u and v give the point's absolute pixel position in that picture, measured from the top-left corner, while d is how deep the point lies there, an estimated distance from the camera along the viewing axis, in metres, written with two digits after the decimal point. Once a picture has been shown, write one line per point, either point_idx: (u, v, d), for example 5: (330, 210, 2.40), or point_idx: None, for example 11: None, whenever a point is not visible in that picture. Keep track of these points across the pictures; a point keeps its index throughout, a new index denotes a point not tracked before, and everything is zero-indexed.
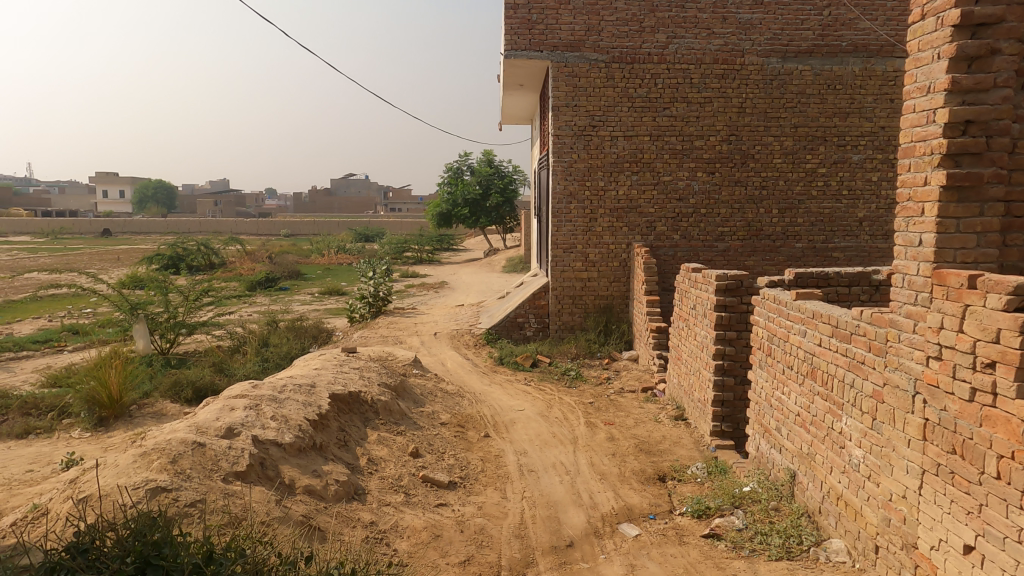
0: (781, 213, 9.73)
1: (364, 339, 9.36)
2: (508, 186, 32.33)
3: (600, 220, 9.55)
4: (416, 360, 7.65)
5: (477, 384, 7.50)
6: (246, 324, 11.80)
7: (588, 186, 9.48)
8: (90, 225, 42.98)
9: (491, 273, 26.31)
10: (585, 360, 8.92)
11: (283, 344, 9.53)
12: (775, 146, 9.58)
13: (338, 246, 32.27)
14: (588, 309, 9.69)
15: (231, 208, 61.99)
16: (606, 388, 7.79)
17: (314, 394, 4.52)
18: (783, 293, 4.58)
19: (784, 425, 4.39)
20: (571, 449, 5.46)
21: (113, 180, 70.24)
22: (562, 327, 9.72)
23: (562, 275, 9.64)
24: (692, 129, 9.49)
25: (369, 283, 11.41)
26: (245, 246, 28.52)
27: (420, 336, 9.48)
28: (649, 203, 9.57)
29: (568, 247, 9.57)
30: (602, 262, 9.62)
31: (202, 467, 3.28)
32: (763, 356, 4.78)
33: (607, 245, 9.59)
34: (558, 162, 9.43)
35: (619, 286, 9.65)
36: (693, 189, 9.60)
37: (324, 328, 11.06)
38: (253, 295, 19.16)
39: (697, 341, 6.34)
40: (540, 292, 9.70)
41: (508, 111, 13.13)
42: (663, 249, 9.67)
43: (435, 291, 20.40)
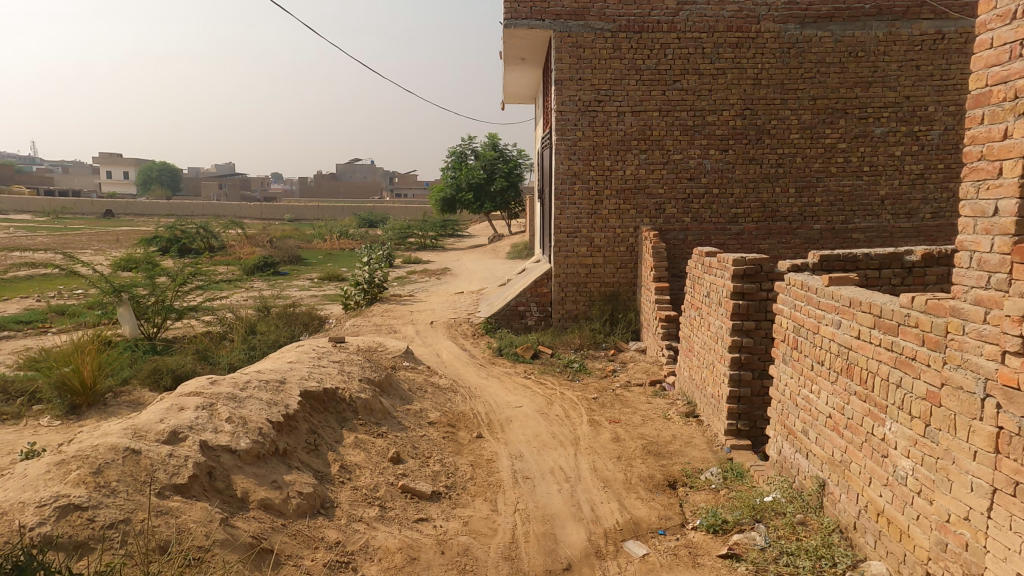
0: (799, 194, 9.11)
1: (356, 328, 8.88)
2: (514, 171, 31.68)
3: (605, 201, 8.97)
4: (408, 352, 7.16)
5: (473, 377, 7.00)
6: (237, 310, 11.36)
7: (593, 166, 8.89)
8: (92, 210, 42.73)
9: (495, 258, 25.76)
10: (589, 351, 8.39)
11: (271, 332, 9.07)
12: (793, 121, 8.94)
13: (341, 231, 31.79)
14: (593, 297, 9.15)
15: (235, 195, 61.69)
16: (611, 381, 7.28)
17: (283, 392, 4.01)
18: (813, 279, 4.02)
19: (812, 428, 3.83)
20: (572, 451, 4.94)
21: (118, 166, 70.01)
22: (565, 315, 9.19)
23: (566, 260, 9.09)
24: (704, 103, 8.87)
25: (364, 269, 10.91)
26: (246, 231, 28.11)
27: (415, 326, 8.99)
28: (658, 183, 8.98)
29: (572, 230, 9.01)
30: (608, 246, 9.06)
31: (132, 479, 2.76)
32: (789, 349, 4.22)
33: (613, 228, 9.02)
34: (561, 139, 8.84)
35: (625, 272, 9.10)
36: (705, 168, 9.00)
37: (316, 316, 10.60)
38: (250, 280, 18.76)
39: (710, 332, 5.80)
40: (542, 279, 9.17)
41: (509, 88, 12.51)
42: (673, 232, 9.10)
43: (437, 277, 19.92)
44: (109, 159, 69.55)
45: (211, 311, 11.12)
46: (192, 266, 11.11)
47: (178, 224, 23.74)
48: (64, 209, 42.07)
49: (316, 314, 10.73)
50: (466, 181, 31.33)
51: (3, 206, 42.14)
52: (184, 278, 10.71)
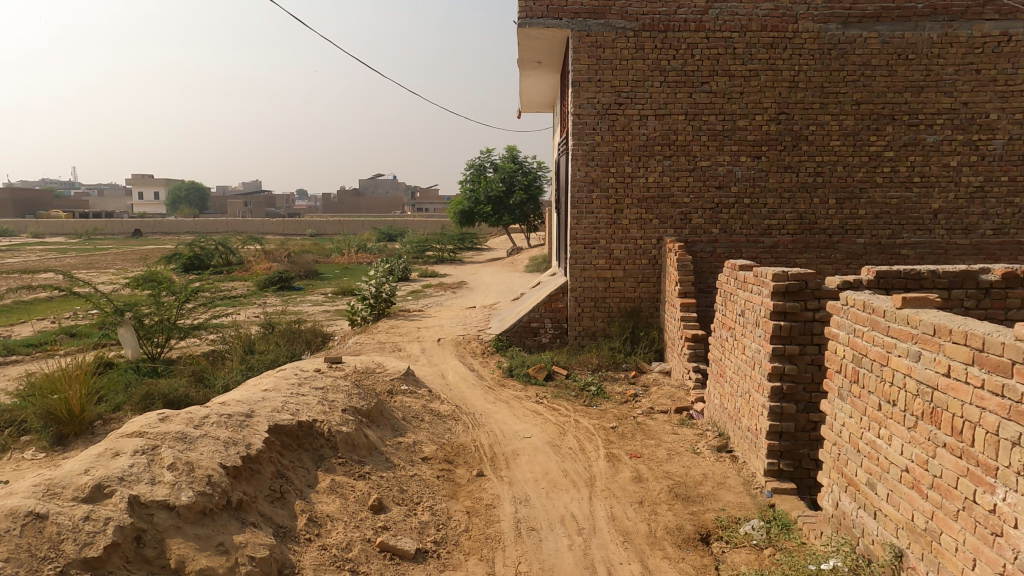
0: (839, 204, 8.36)
1: (360, 346, 8.34)
2: (534, 184, 31.17)
3: (627, 211, 8.34)
4: (410, 373, 6.57)
5: (480, 401, 6.39)
6: (242, 327, 10.93)
7: (613, 173, 8.28)
8: (120, 228, 43.45)
9: (514, 272, 25.18)
10: (608, 373, 7.72)
11: (271, 351, 8.58)
12: (833, 126, 8.22)
13: (359, 245, 31.60)
14: (612, 313, 8.49)
15: (259, 209, 62.42)
16: (632, 407, 6.60)
17: (246, 430, 3.44)
18: (879, 299, 3.34)
19: (882, 483, 3.14)
20: (587, 494, 4.28)
21: (146, 182, 71.48)
22: (582, 333, 8.54)
23: (583, 274, 8.45)
24: (734, 107, 8.21)
25: (371, 283, 10.39)
26: (265, 246, 28.03)
27: (422, 344, 8.41)
28: (684, 191, 8.32)
29: (590, 242, 8.38)
30: (629, 259, 8.41)
31: (25, 557, 2.21)
32: (846, 383, 3.54)
33: (635, 239, 8.38)
34: (578, 145, 8.25)
35: (648, 287, 8.43)
36: (736, 175, 8.32)
37: (322, 333, 10.10)
38: (265, 296, 18.47)
39: (746, 356, 5.11)
40: (557, 294, 8.55)
41: (527, 94, 11.99)
42: (700, 245, 8.41)
43: (454, 292, 19.39)
44: (138, 175, 71.07)
45: (215, 328, 10.70)
46: (196, 279, 10.70)
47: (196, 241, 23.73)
48: (93, 229, 42.87)
49: (322, 331, 10.23)
50: (485, 195, 30.92)
51: (35, 226, 43.11)
52: (187, 294, 10.31)
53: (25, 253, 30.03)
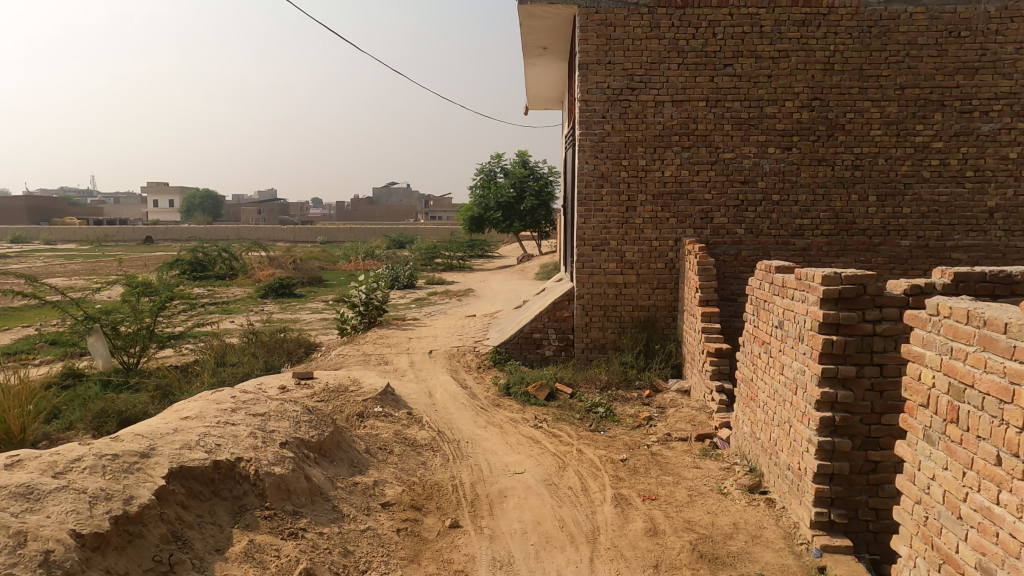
0: (881, 200, 7.39)
1: (342, 359, 7.49)
2: (545, 189, 30.39)
3: (640, 208, 7.45)
4: (390, 391, 5.72)
5: (469, 425, 5.50)
6: (224, 336, 10.15)
7: (624, 166, 7.41)
8: (131, 235, 43.40)
9: (522, 280, 24.35)
10: (618, 391, 6.79)
11: (245, 363, 7.76)
12: (873, 113, 7.27)
13: (367, 251, 30.98)
14: (624, 324, 7.58)
15: (273, 216, 62.41)
16: (646, 434, 5.66)
17: (129, 479, 2.60)
18: (989, 308, 2.41)
19: (1004, 572, 2.19)
20: (588, 556, 3.37)
21: (162, 189, 71.85)
22: (590, 346, 7.62)
23: (591, 279, 7.56)
24: (760, 92, 7.30)
25: (361, 289, 9.54)
26: (269, 253, 27.47)
27: (410, 357, 7.55)
28: (705, 186, 7.41)
29: (599, 243, 7.50)
30: (642, 262, 7.50)
31: None
32: (937, 421, 2.60)
33: (649, 240, 7.48)
34: (586, 135, 7.39)
35: (662, 294, 7.53)
36: (763, 169, 7.40)
37: (307, 343, 9.29)
38: (263, 303, 17.79)
39: (785, 377, 4.17)
40: (562, 302, 7.67)
41: (533, 85, 11.18)
42: (723, 247, 7.49)
43: (458, 300, 18.59)
44: (154, 183, 71.57)
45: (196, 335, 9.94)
46: (177, 281, 9.94)
47: (199, 247, 23.20)
48: (104, 236, 42.83)
49: (308, 340, 9.41)
50: (495, 201, 30.18)
51: (48, 232, 43.20)
52: (165, 298, 9.55)
53: (32, 260, 29.76)
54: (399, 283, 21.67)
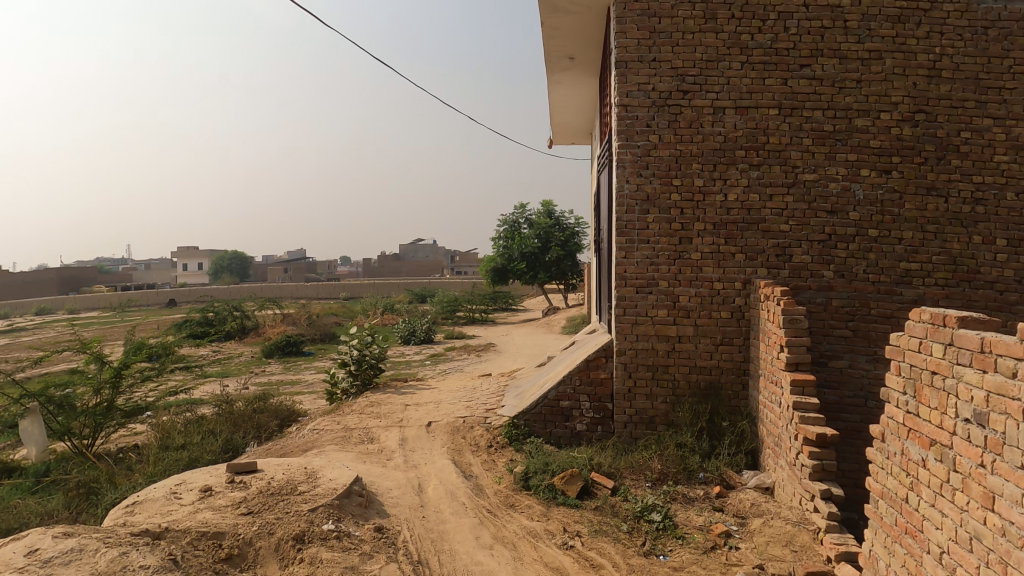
0: (1013, 247, 5.60)
1: (314, 438, 5.80)
2: (572, 240, 29.04)
3: (696, 241, 5.82)
4: (358, 486, 4.03)
5: (463, 549, 3.73)
6: (195, 402, 8.62)
7: (675, 186, 5.84)
8: (156, 295, 43.29)
9: (548, 335, 22.63)
10: (678, 488, 4.94)
11: (196, 440, 6.15)
12: (997, 134, 5.58)
13: (387, 304, 29.80)
14: (679, 391, 5.80)
15: (299, 271, 62.45)
16: (726, 563, 3.80)
17: None
18: None
19: None
20: None
21: (190, 251, 72.33)
22: (634, 419, 5.83)
23: (636, 330, 5.86)
24: (846, 99, 5.70)
25: (352, 343, 7.89)
26: (285, 307, 26.46)
27: (403, 431, 5.85)
28: (780, 214, 5.76)
29: (645, 285, 5.85)
30: (699, 311, 5.79)
31: None
32: None
33: (708, 280, 5.79)
34: (626, 147, 5.89)
35: (728, 352, 5.76)
36: (855, 196, 5.72)
37: (287, 409, 7.67)
38: (266, 363, 16.34)
39: (1001, 518, 2.35)
40: (599, 359, 5.95)
41: (560, 105, 9.92)
42: (807, 291, 5.73)
43: (478, 356, 16.95)
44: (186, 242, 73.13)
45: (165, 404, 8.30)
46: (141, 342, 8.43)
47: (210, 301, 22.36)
48: (130, 296, 42.75)
49: (290, 410, 7.74)
50: (519, 252, 28.93)
51: (75, 297, 43.38)
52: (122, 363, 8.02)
53: (50, 319, 29.25)
54: (415, 338, 20.11)
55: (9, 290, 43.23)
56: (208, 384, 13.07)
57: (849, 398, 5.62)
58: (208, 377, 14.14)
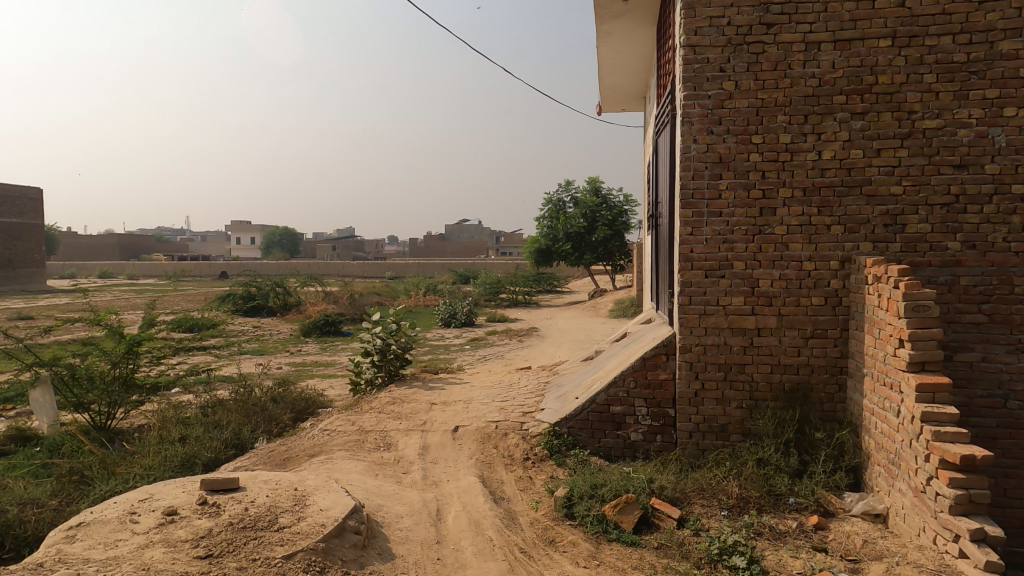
0: None
1: (325, 441, 5.08)
2: (619, 219, 27.67)
3: (782, 212, 4.70)
4: (356, 519, 3.23)
5: None
6: (215, 390, 8.12)
7: (755, 144, 4.73)
8: (208, 270, 44.57)
9: (595, 319, 21.56)
10: (763, 519, 3.94)
11: (198, 436, 5.54)
12: None
13: (428, 285, 29.34)
14: (757, 394, 4.76)
15: (345, 252, 63.15)
16: None
17: None
18: None
19: None
20: None
21: (243, 232, 74.38)
22: (702, 426, 4.83)
23: (703, 321, 4.83)
24: (987, 17, 4.33)
25: (375, 331, 7.11)
26: (326, 287, 26.36)
27: (424, 437, 5.05)
28: (892, 174, 4.53)
29: (715, 266, 4.80)
30: (785, 297, 4.71)
31: None
32: None
33: (796, 260, 4.69)
34: (693, 99, 4.80)
35: (820, 348, 4.67)
36: (994, 142, 4.38)
37: (305, 402, 7.02)
38: (302, 344, 16.02)
39: None
40: (657, 357, 4.96)
41: (609, 62, 8.78)
42: (927, 270, 4.50)
43: (520, 341, 16.11)
44: (239, 224, 75.21)
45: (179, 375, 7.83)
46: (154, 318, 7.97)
47: (252, 281, 22.35)
48: (184, 271, 44.12)
49: (309, 398, 7.11)
50: (564, 232, 27.81)
51: (133, 268, 45.22)
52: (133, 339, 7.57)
53: (109, 296, 30.32)
54: (455, 320, 19.46)
55: (75, 269, 45.30)
56: (242, 367, 12.78)
57: (982, 399, 4.39)
58: (244, 358, 13.88)
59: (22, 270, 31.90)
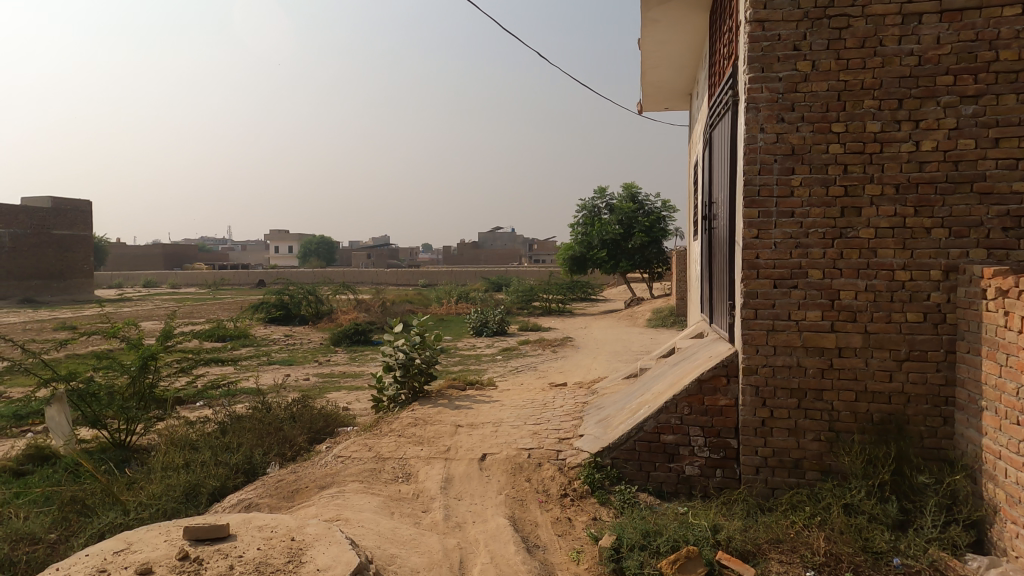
0: None
1: (339, 470, 4.58)
2: (657, 225, 26.78)
3: (868, 212, 3.99)
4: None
5: None
6: (233, 406, 7.74)
7: (836, 133, 4.03)
8: (246, 277, 45.34)
9: (632, 328, 20.77)
10: None
11: (204, 462, 5.09)
12: None
13: (461, 293, 28.94)
14: (838, 425, 4.06)
15: (380, 259, 63.64)
16: None
17: None
18: None
19: None
20: None
21: (281, 240, 76.11)
22: (771, 461, 4.14)
23: (772, 338, 4.14)
24: None
25: (397, 345, 6.59)
26: (358, 295, 26.25)
27: (448, 468, 4.48)
28: (1011, 168, 3.77)
29: (786, 275, 4.11)
30: (872, 312, 3.99)
31: None
32: None
33: (886, 268, 3.97)
34: (761, 82, 4.12)
35: (916, 373, 3.94)
36: None
37: (324, 421, 6.53)
38: (331, 354, 15.75)
39: None
40: (717, 380, 4.27)
41: (654, 54, 8.13)
42: None
43: (553, 351, 15.49)
44: (277, 232, 76.80)
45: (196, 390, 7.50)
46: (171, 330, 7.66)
47: (284, 289, 22.36)
48: (223, 280, 44.99)
49: (329, 416, 6.65)
50: (599, 239, 27.09)
51: (175, 277, 46.39)
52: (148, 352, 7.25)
53: (150, 304, 30.97)
54: (488, 329, 18.95)
55: (121, 278, 46.70)
56: (270, 378, 12.53)
57: None
58: (273, 369, 13.66)
59: (70, 279, 32.90)
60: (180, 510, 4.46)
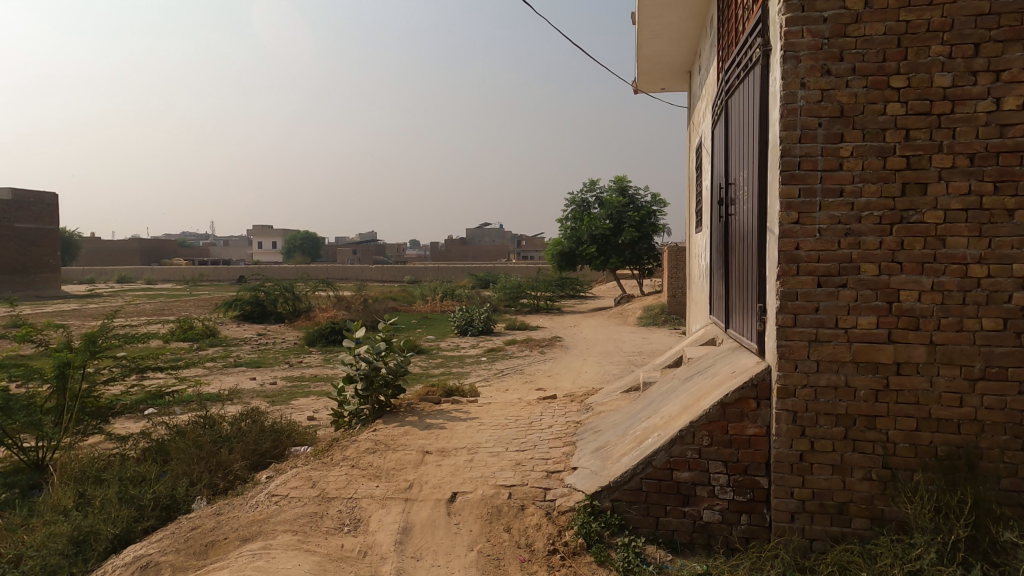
0: None
1: (271, 513, 3.66)
2: (648, 220, 26.01)
3: (936, 190, 3.14)
4: None
5: None
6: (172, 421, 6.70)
7: (895, 90, 3.18)
8: (226, 273, 44.03)
9: (624, 327, 19.96)
10: None
11: (103, 502, 4.11)
12: None
13: (446, 289, 27.97)
14: (894, 461, 3.20)
15: (365, 256, 62.30)
16: None
17: None
18: None
19: None
20: None
21: (265, 234, 74.73)
22: (810, 505, 3.27)
23: (814, 351, 3.26)
24: None
25: (357, 353, 5.63)
26: (338, 292, 25.18)
27: (407, 513, 3.58)
28: None
29: (832, 270, 3.24)
30: (940, 318, 3.13)
31: None
32: None
33: (957, 261, 3.11)
34: (800, 25, 3.25)
35: (994, 396, 3.08)
36: None
37: (271, 442, 5.54)
38: (304, 354, 14.74)
39: None
40: (744, 404, 3.41)
41: (653, 24, 7.24)
42: None
43: (541, 353, 14.62)
44: (260, 227, 75.23)
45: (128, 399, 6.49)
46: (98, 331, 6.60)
47: (259, 285, 21.26)
48: (201, 275, 43.61)
49: (278, 435, 5.71)
50: (589, 234, 26.25)
51: (151, 272, 44.95)
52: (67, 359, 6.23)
53: (121, 299, 29.70)
54: (473, 328, 18.01)
55: (94, 272, 45.12)
56: (233, 383, 11.53)
57: None
58: (238, 372, 12.66)
59: (36, 273, 31.50)
60: (62, 568, 3.51)
